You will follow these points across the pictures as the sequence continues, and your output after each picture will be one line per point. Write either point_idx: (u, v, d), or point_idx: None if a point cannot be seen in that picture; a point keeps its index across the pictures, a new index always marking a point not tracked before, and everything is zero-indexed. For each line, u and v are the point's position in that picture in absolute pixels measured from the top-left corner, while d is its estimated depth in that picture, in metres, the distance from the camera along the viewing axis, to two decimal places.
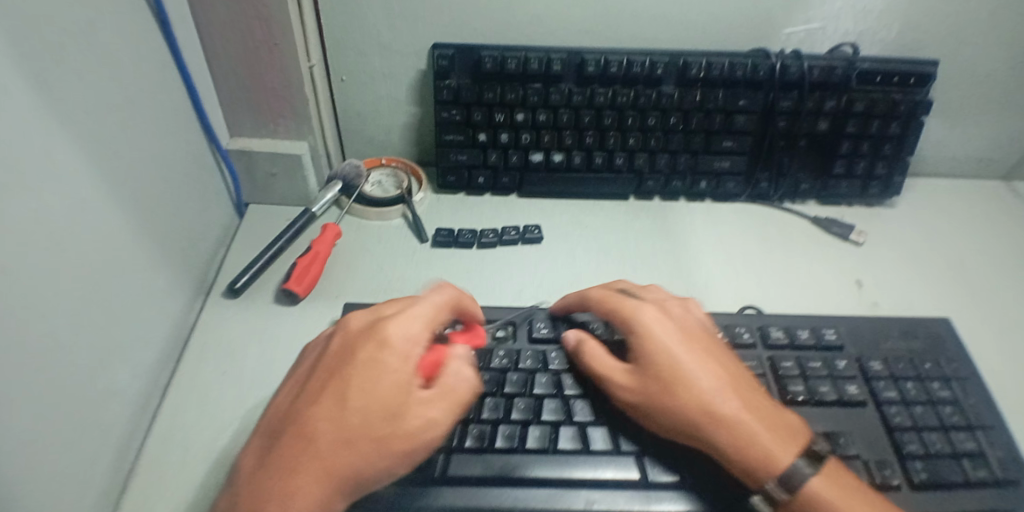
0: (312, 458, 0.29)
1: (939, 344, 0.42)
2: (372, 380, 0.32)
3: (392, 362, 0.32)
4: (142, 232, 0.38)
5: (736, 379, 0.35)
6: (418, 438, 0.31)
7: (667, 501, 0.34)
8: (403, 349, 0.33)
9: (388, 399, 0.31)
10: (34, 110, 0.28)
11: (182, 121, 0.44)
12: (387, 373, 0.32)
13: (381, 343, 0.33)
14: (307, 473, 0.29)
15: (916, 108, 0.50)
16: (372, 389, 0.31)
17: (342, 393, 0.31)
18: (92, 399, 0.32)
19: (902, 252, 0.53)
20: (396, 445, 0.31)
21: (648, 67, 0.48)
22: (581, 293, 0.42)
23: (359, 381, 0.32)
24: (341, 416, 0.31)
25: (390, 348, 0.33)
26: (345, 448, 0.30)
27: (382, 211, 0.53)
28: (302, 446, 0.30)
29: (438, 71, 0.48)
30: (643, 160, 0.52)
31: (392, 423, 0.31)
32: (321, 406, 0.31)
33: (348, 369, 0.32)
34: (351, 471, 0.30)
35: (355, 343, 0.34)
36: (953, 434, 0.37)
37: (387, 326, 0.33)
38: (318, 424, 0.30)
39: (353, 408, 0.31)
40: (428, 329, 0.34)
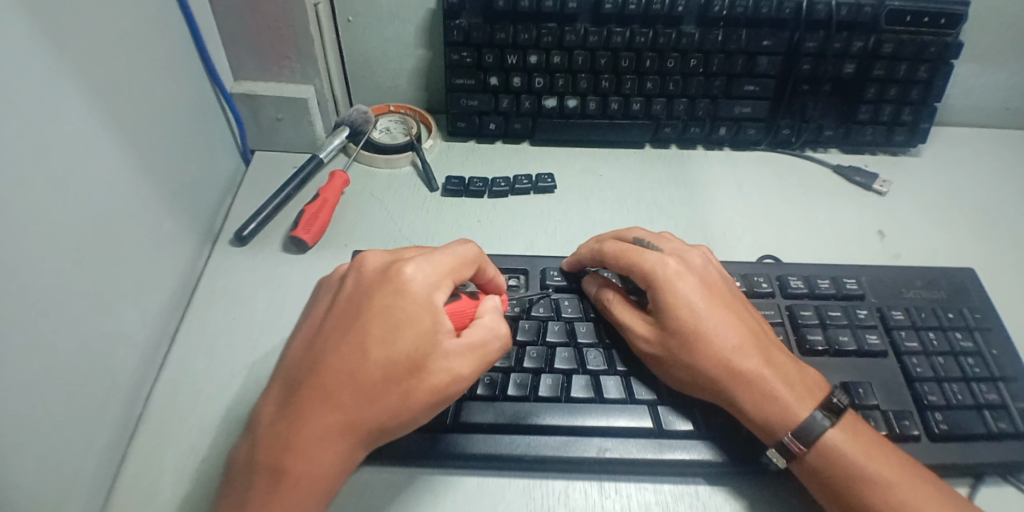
0: (331, 406, 0.28)
1: (963, 294, 0.41)
2: (392, 329, 0.29)
3: (413, 310, 0.30)
4: (149, 174, 0.37)
5: (758, 337, 0.34)
6: (443, 390, 0.30)
7: (680, 451, 0.33)
8: (424, 298, 0.30)
9: (409, 349, 0.29)
10: (29, 30, 0.26)
11: (186, 60, 0.43)
12: (408, 322, 0.30)
13: (400, 290, 0.30)
14: (328, 422, 0.28)
15: (947, 51, 0.48)
16: (392, 339, 0.29)
17: (360, 344, 0.29)
18: (100, 333, 0.31)
19: (925, 204, 0.52)
20: (420, 396, 0.29)
21: (668, 5, 0.46)
22: (594, 246, 0.40)
23: (377, 332, 0.29)
24: (360, 367, 0.29)
25: (410, 297, 0.30)
26: (367, 399, 0.29)
27: (390, 158, 0.52)
28: (320, 395, 0.29)
29: (448, 9, 0.46)
30: (660, 106, 0.51)
31: (417, 374, 0.29)
32: (337, 355, 0.29)
33: (366, 316, 0.30)
34: (373, 421, 0.29)
35: (372, 288, 0.31)
36: (976, 386, 0.35)
37: (405, 272, 0.31)
38: (336, 373, 0.29)
39: (371, 358, 0.29)
40: (449, 278, 0.32)
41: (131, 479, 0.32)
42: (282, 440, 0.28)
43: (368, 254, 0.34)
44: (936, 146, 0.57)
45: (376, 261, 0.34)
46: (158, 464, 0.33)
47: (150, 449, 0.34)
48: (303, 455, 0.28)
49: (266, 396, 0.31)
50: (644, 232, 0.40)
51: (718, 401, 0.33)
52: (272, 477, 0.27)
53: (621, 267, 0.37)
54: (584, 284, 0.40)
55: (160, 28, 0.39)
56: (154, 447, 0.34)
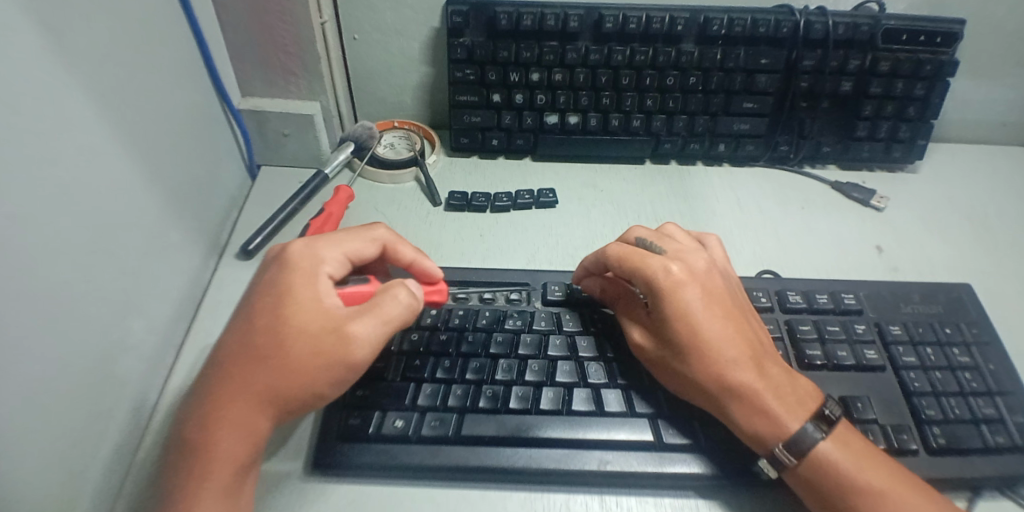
0: (231, 377, 0.30)
1: (960, 308, 0.41)
2: (276, 300, 0.32)
3: (295, 280, 0.32)
4: (156, 188, 0.38)
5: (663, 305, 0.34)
6: (333, 351, 0.30)
7: (679, 464, 0.33)
8: (305, 267, 0.33)
9: (290, 314, 0.31)
10: (42, 53, 0.27)
11: (194, 77, 0.44)
12: (289, 292, 0.32)
13: (286, 266, 0.33)
14: (228, 392, 0.30)
15: (942, 68, 0.49)
16: (274, 308, 0.31)
17: (251, 315, 0.32)
18: (106, 348, 0.32)
19: (923, 218, 0.52)
20: (307, 360, 0.30)
21: (667, 23, 0.47)
22: (599, 254, 0.40)
23: (265, 303, 0.32)
24: (248, 336, 0.31)
25: (293, 270, 0.33)
26: (258, 365, 0.30)
27: (394, 173, 0.52)
28: (222, 367, 0.31)
29: (452, 28, 0.47)
30: (660, 122, 0.52)
31: (299, 337, 0.30)
32: (236, 329, 0.32)
33: (259, 293, 0.33)
34: (266, 386, 0.30)
35: (270, 269, 0.34)
36: (973, 400, 0.36)
37: (292, 251, 0.34)
38: (234, 345, 0.31)
39: (257, 325, 0.31)
40: (337, 250, 0.35)
41: (134, 493, 0.33)
42: (207, 420, 0.29)
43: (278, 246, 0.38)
44: (934, 162, 0.58)
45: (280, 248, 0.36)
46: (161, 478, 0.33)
47: (153, 463, 0.34)
48: (211, 430, 0.29)
49: (210, 384, 0.31)
50: (647, 231, 0.40)
51: (677, 386, 0.34)
52: (204, 457, 0.28)
53: (623, 271, 0.37)
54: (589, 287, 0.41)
55: (166, 45, 0.40)
56: (158, 460, 0.34)
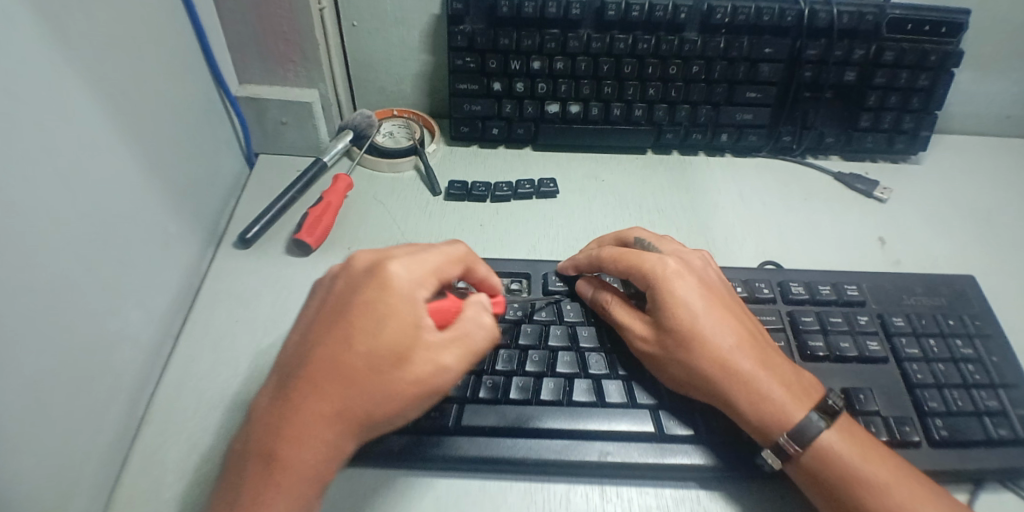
0: (321, 397, 0.28)
1: (963, 300, 0.41)
2: (377, 324, 0.29)
3: (396, 305, 0.29)
4: (155, 176, 0.38)
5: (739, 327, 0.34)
6: (431, 382, 0.30)
7: (681, 455, 0.33)
8: (408, 291, 0.30)
9: (394, 343, 0.29)
10: (39, 36, 0.26)
11: (192, 64, 0.43)
12: (392, 318, 0.29)
13: (384, 286, 0.30)
14: (317, 414, 0.27)
15: (947, 59, 0.48)
16: (375, 333, 0.28)
17: (343, 335, 0.29)
18: (103, 337, 0.31)
19: (926, 211, 0.52)
20: (404, 389, 0.29)
21: (670, 11, 0.46)
22: (593, 254, 0.40)
23: (361, 325, 0.29)
24: (342, 359, 0.28)
25: (394, 292, 0.29)
26: (355, 391, 0.28)
27: (394, 162, 0.52)
28: (310, 385, 0.28)
29: (453, 15, 0.47)
30: (662, 112, 0.51)
31: (403, 368, 0.29)
32: (326, 345, 0.29)
33: (351, 310, 0.29)
34: (357, 413, 0.28)
35: (360, 283, 0.30)
36: (976, 392, 0.35)
37: (389, 268, 0.30)
38: (325, 364, 0.28)
39: (353, 349, 0.28)
40: (435, 271, 0.31)
41: (133, 482, 0.32)
42: (281, 437, 0.27)
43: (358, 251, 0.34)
44: (937, 154, 0.58)
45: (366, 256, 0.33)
46: (160, 467, 0.33)
47: (152, 451, 0.34)
48: (286, 448, 0.27)
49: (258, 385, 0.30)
50: (646, 233, 0.41)
51: (702, 396, 0.33)
52: (279, 473, 0.27)
53: (618, 270, 0.37)
54: (579, 288, 0.40)
55: (165, 32, 0.39)
56: (158, 448, 0.34)
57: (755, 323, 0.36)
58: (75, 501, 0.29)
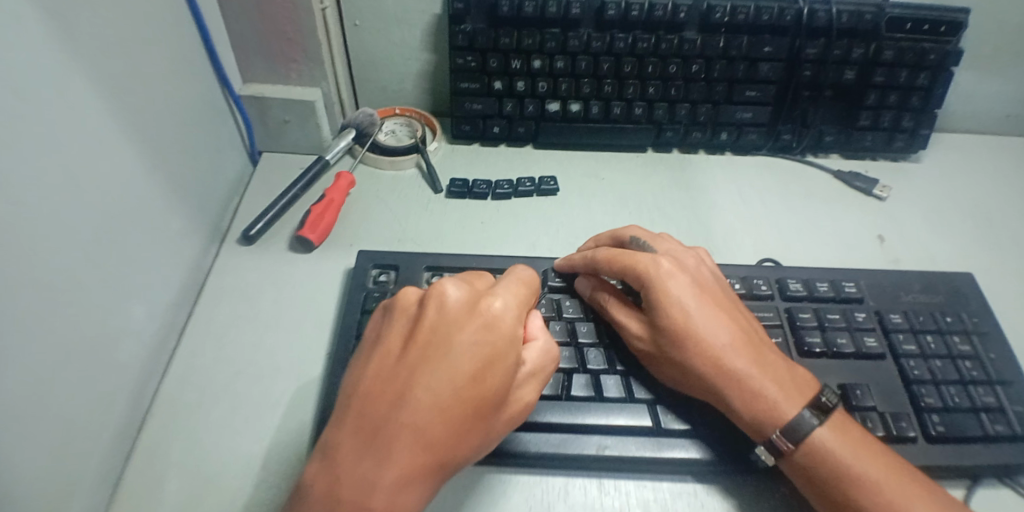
0: (425, 441, 0.25)
1: (961, 297, 0.41)
2: (485, 364, 0.27)
3: (505, 346, 0.28)
4: (158, 174, 0.38)
5: (757, 342, 0.34)
6: (514, 420, 0.29)
7: (678, 449, 0.33)
8: (512, 330, 0.28)
9: (499, 384, 0.27)
10: (44, 36, 0.27)
11: (196, 64, 0.44)
12: (501, 359, 0.27)
13: (490, 325, 0.28)
14: (419, 459, 0.25)
15: (947, 58, 0.49)
16: (483, 373, 0.27)
17: (452, 381, 0.26)
18: (107, 332, 0.32)
19: (925, 209, 0.52)
20: (497, 428, 0.28)
21: (670, 11, 0.47)
22: (588, 254, 0.40)
23: (472, 369, 0.26)
24: (454, 408, 0.26)
25: (502, 332, 0.28)
26: (458, 435, 0.26)
27: (395, 160, 0.53)
28: (412, 428, 0.25)
29: (454, 15, 0.47)
30: (662, 111, 0.52)
31: (499, 408, 0.28)
32: (427, 385, 0.26)
33: (459, 353, 0.26)
34: (457, 459, 0.27)
35: (460, 316, 0.28)
36: (973, 389, 0.36)
37: (490, 304, 0.28)
38: (428, 405, 0.25)
39: (465, 395, 0.26)
40: (523, 308, 0.30)
41: (138, 475, 0.33)
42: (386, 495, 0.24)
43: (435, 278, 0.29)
44: (937, 153, 0.58)
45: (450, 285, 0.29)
46: (164, 460, 0.34)
47: (156, 445, 0.35)
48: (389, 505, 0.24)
49: None
50: (641, 231, 0.41)
51: (704, 396, 0.33)
52: None
53: (612, 271, 0.38)
54: (576, 286, 0.40)
55: (169, 32, 0.40)
56: (162, 442, 0.35)
57: (759, 327, 0.37)
58: (81, 491, 0.29)
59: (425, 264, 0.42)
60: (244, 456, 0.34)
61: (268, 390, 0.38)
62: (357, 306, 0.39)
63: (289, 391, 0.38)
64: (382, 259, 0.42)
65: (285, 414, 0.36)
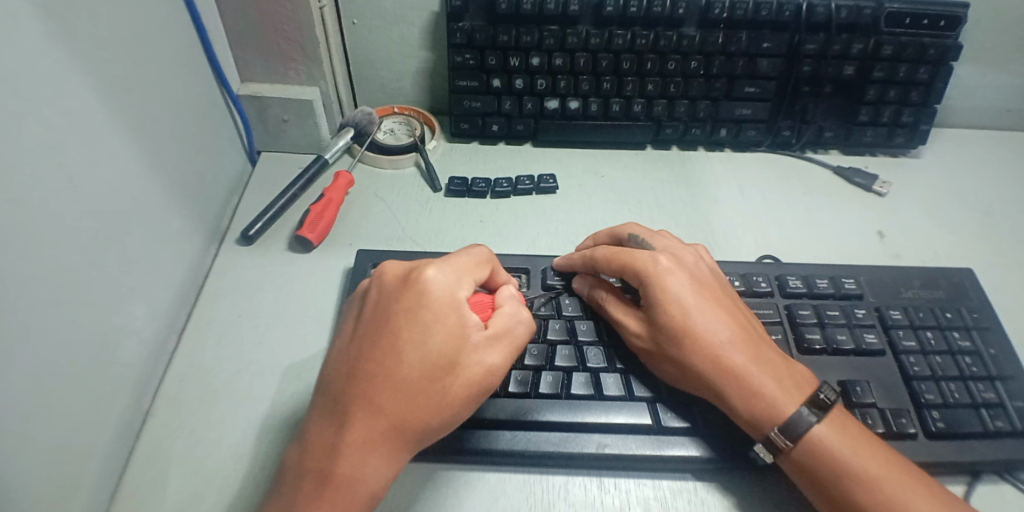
0: (374, 404, 0.27)
1: (961, 293, 0.41)
2: (421, 328, 0.28)
3: (439, 310, 0.29)
4: (157, 174, 0.38)
5: (746, 330, 0.34)
6: (477, 381, 0.29)
7: (677, 447, 0.33)
8: (447, 294, 0.30)
9: (441, 344, 0.28)
10: (43, 37, 0.27)
11: (194, 63, 0.43)
12: (437, 322, 0.29)
13: (423, 293, 0.29)
14: (373, 421, 0.27)
15: (947, 53, 0.48)
16: (421, 336, 0.28)
17: (390, 347, 0.28)
18: (108, 332, 0.32)
19: (926, 204, 0.52)
20: (457, 392, 0.29)
21: (669, 7, 0.47)
22: (587, 253, 0.40)
23: (407, 333, 0.28)
24: (395, 371, 0.28)
25: (432, 297, 0.29)
26: (407, 396, 0.28)
27: (394, 158, 0.53)
28: (362, 393, 0.28)
29: (452, 12, 0.47)
30: (661, 108, 0.51)
31: (451, 369, 0.29)
32: (372, 353, 0.28)
33: (394, 321, 0.29)
34: (415, 420, 0.28)
35: (397, 290, 0.30)
36: (973, 385, 0.36)
37: (424, 274, 0.30)
38: (374, 371, 0.28)
39: (404, 358, 0.28)
40: (466, 274, 0.32)
41: (139, 475, 0.33)
42: (341, 455, 0.27)
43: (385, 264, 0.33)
44: (938, 148, 0.58)
45: (393, 268, 0.32)
46: (166, 460, 0.34)
47: (157, 445, 0.35)
48: (347, 464, 0.26)
49: None
50: (640, 228, 0.41)
51: (701, 392, 0.34)
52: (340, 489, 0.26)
53: (611, 269, 0.38)
54: (575, 285, 0.40)
55: (167, 30, 0.39)
56: (164, 442, 0.35)
57: (752, 317, 0.37)
58: (82, 490, 0.29)
59: None
60: (245, 455, 0.34)
61: (268, 390, 0.38)
62: None
63: (290, 391, 0.38)
64: (381, 258, 0.42)
65: (285, 413, 0.36)
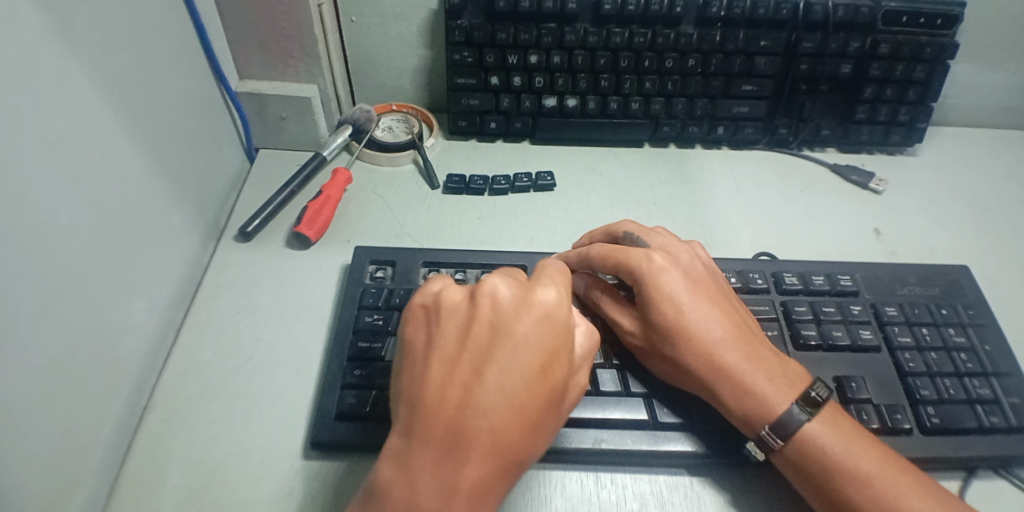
0: (503, 441, 0.24)
1: (957, 289, 0.42)
2: (551, 359, 0.26)
3: (563, 337, 0.27)
4: (156, 172, 0.38)
5: (744, 331, 0.34)
6: (570, 403, 0.29)
7: (674, 442, 0.33)
8: (567, 322, 0.27)
9: (562, 375, 0.26)
10: (44, 36, 0.27)
11: (193, 61, 0.44)
12: (562, 349, 0.26)
13: (548, 318, 0.26)
14: (500, 460, 0.24)
15: (943, 51, 0.49)
16: (548, 368, 0.26)
17: (520, 378, 0.25)
18: (108, 329, 0.32)
19: (922, 202, 0.52)
20: (558, 416, 0.28)
21: (666, 6, 0.47)
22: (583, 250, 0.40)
23: (538, 363, 0.25)
24: (526, 404, 0.25)
25: (559, 324, 0.26)
26: (532, 429, 0.25)
27: (392, 156, 0.53)
28: (489, 430, 0.24)
29: (450, 10, 0.47)
30: (660, 105, 0.52)
31: (562, 397, 0.27)
32: (501, 386, 0.24)
33: (524, 349, 0.25)
34: (528, 449, 0.26)
35: (518, 311, 0.26)
36: (968, 381, 0.36)
37: (545, 296, 0.27)
38: (505, 407, 0.24)
39: (535, 390, 0.25)
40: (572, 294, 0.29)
41: (136, 471, 0.33)
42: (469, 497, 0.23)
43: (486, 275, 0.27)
44: (934, 146, 0.58)
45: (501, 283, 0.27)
46: (164, 457, 0.34)
47: (154, 441, 0.35)
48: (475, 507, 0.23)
49: None
50: (635, 225, 0.41)
51: (697, 391, 0.34)
52: None
53: (606, 267, 0.37)
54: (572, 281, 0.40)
55: (167, 29, 0.40)
56: (161, 438, 0.35)
57: (749, 317, 0.37)
58: (81, 486, 0.29)
59: (422, 260, 0.42)
60: (241, 451, 0.34)
61: (266, 385, 0.38)
62: (354, 301, 0.39)
63: (288, 386, 0.38)
64: (379, 254, 0.42)
65: (282, 409, 0.37)
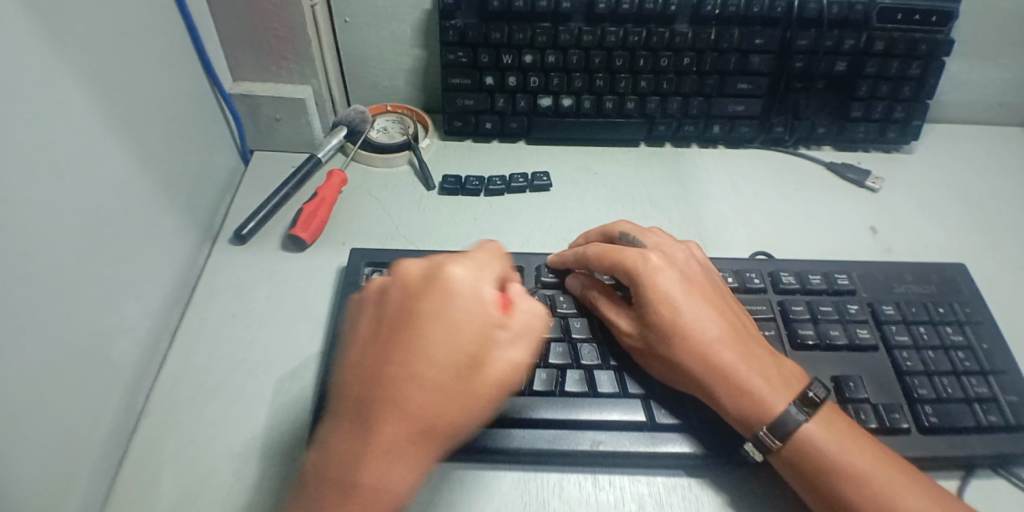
0: (403, 412, 0.25)
1: (953, 288, 0.42)
2: (449, 331, 0.26)
3: (466, 309, 0.26)
4: (149, 175, 0.38)
5: (738, 330, 0.34)
6: (503, 382, 0.27)
7: (670, 443, 0.33)
8: (477, 295, 0.27)
9: (470, 348, 0.26)
10: (35, 40, 0.27)
11: (186, 63, 0.43)
12: (464, 321, 0.26)
13: (447, 292, 0.27)
14: (400, 431, 0.25)
15: (938, 48, 0.49)
16: (450, 339, 0.26)
17: (415, 350, 0.26)
18: (101, 333, 0.32)
19: (917, 200, 0.52)
20: (482, 392, 0.27)
21: (660, 4, 0.47)
22: (580, 251, 0.40)
23: (433, 336, 0.26)
24: (422, 375, 0.25)
25: (458, 296, 0.27)
26: (438, 402, 0.25)
27: (388, 157, 0.52)
28: (386, 401, 0.25)
29: (444, 10, 0.47)
30: (655, 104, 0.52)
31: (474, 371, 0.26)
32: (398, 359, 0.26)
33: (420, 322, 0.26)
34: (443, 423, 0.26)
35: (420, 289, 0.28)
36: (966, 379, 0.36)
37: (448, 272, 0.28)
38: (401, 378, 0.25)
39: (433, 362, 0.25)
40: (492, 270, 0.29)
41: (131, 475, 0.33)
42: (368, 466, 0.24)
43: (403, 261, 0.30)
44: (930, 143, 0.58)
45: (411, 266, 0.29)
46: (159, 460, 0.34)
47: (149, 445, 0.35)
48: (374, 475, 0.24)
49: None
50: (631, 225, 0.41)
51: (692, 391, 0.34)
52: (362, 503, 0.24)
53: (603, 268, 0.37)
54: (568, 282, 0.40)
55: (157, 31, 0.39)
56: (157, 442, 0.35)
57: (745, 317, 0.37)
58: (74, 492, 0.29)
59: None
60: (237, 454, 0.34)
61: (261, 388, 0.38)
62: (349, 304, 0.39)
63: (283, 389, 0.38)
64: (374, 256, 0.42)
65: (277, 412, 0.36)
